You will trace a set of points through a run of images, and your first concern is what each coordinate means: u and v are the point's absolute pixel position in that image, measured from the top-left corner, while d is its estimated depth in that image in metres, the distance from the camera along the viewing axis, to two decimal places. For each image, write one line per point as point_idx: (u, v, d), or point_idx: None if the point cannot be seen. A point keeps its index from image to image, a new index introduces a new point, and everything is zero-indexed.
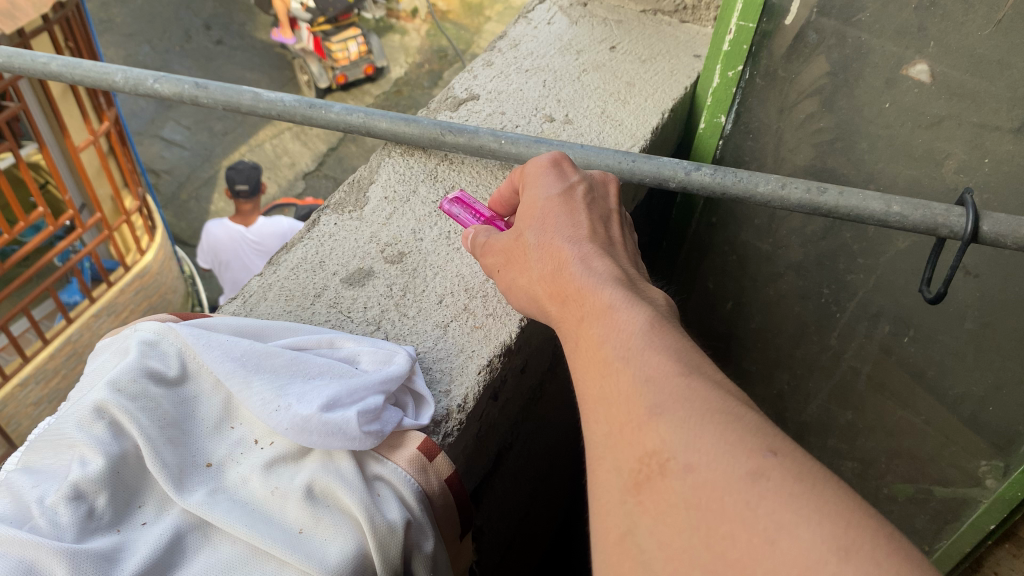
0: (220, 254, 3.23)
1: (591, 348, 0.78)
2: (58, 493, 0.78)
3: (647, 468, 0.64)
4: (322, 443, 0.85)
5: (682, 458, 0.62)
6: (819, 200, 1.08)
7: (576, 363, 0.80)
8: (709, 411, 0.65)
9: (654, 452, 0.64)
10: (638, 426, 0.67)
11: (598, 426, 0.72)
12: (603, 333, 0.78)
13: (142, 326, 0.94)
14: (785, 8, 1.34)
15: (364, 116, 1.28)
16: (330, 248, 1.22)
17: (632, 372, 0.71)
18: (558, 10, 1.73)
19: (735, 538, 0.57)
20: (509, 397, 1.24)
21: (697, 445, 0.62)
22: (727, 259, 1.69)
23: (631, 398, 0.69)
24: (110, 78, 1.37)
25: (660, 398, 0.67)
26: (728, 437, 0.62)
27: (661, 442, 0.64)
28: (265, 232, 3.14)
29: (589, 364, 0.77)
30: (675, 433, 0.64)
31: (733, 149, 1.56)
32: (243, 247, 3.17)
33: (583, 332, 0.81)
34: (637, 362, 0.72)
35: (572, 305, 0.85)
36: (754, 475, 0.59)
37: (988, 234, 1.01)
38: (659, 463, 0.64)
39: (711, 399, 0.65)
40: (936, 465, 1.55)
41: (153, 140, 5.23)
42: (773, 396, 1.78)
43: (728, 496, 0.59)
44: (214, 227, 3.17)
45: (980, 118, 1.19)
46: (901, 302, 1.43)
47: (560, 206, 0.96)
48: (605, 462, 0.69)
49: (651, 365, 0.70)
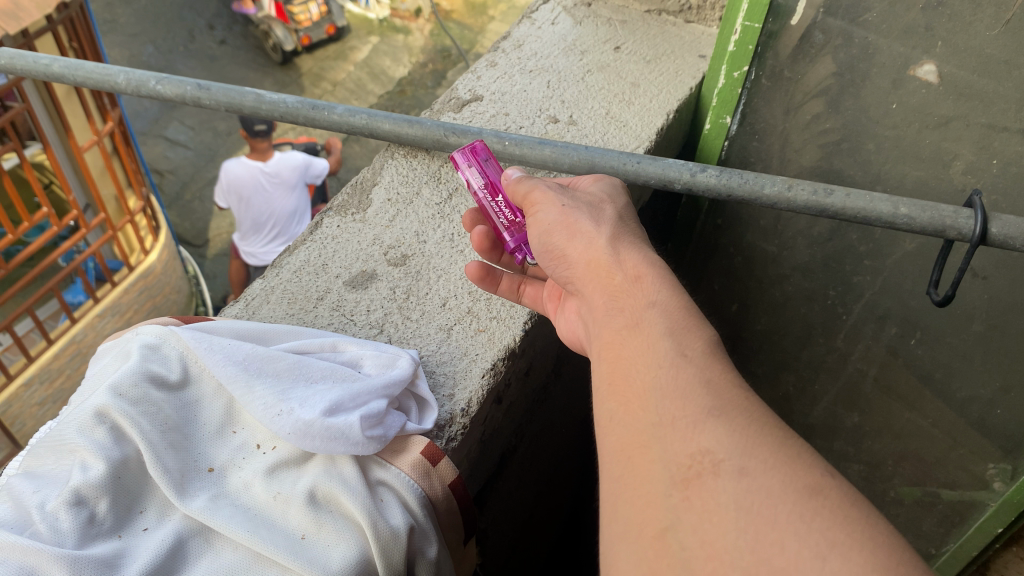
0: (238, 191, 3.37)
1: (648, 337, 0.79)
2: (59, 498, 0.77)
3: (698, 465, 0.66)
4: (325, 448, 0.84)
5: (737, 462, 0.65)
6: (826, 202, 1.07)
7: (626, 345, 0.80)
8: (768, 427, 0.68)
9: (707, 451, 0.67)
10: (695, 424, 0.69)
11: (645, 415, 0.73)
12: (668, 325, 0.79)
13: (143, 329, 0.94)
14: (791, 9, 1.34)
15: (367, 117, 1.27)
16: (333, 250, 1.22)
17: (694, 371, 0.74)
18: (563, 10, 1.73)
19: (783, 546, 0.59)
20: (514, 400, 1.24)
21: (754, 453, 0.65)
22: (733, 260, 1.68)
23: (687, 399, 0.72)
24: (113, 79, 1.36)
25: (719, 403, 0.70)
26: (785, 451, 0.66)
27: (715, 443, 0.67)
28: (281, 165, 3.32)
29: (645, 351, 0.78)
30: (731, 439, 0.67)
31: (738, 150, 1.55)
32: (262, 181, 3.34)
33: (640, 318, 0.82)
34: (701, 365, 0.75)
35: (639, 291, 0.85)
36: (812, 490, 0.62)
37: (996, 236, 1.01)
38: (712, 463, 0.66)
39: (761, 415, 0.70)
40: (944, 468, 1.54)
41: (157, 140, 5.24)
42: (778, 398, 1.77)
43: (782, 504, 0.62)
44: (231, 165, 3.30)
45: (988, 118, 1.17)
46: (909, 304, 1.42)
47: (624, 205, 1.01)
48: (651, 452, 0.70)
49: (713, 370, 0.73)
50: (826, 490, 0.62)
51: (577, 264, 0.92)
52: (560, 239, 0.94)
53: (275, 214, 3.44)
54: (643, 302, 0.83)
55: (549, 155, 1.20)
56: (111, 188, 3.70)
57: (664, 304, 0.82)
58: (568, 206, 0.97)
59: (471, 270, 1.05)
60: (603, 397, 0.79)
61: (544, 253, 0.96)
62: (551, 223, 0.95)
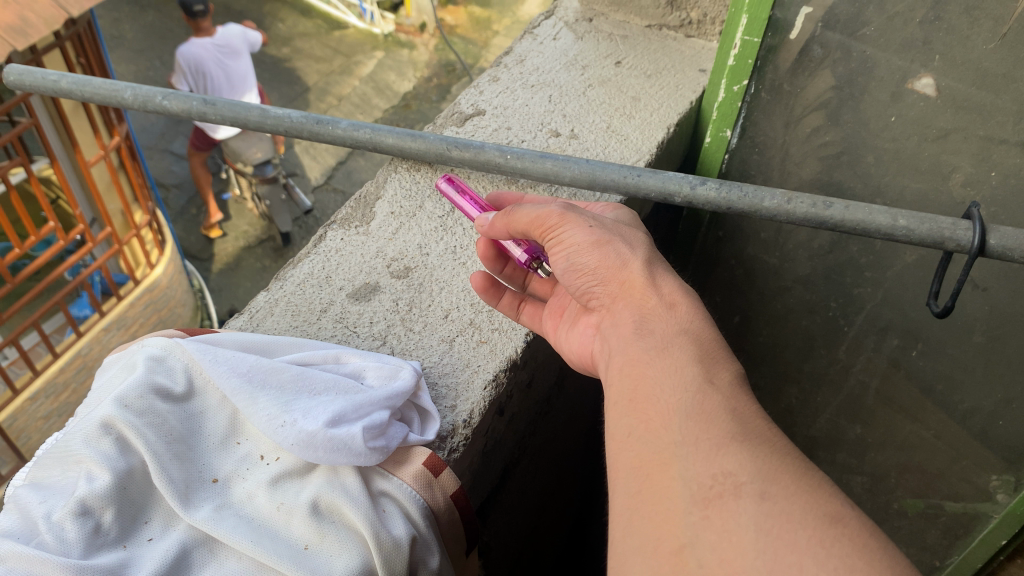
0: (198, 69, 4.16)
1: (676, 361, 0.81)
2: (65, 508, 0.78)
3: (720, 486, 0.68)
4: (328, 459, 0.85)
5: (758, 486, 0.67)
6: (825, 214, 1.07)
7: (650, 365, 0.82)
8: (788, 455, 0.70)
9: (728, 474, 0.69)
10: (719, 447, 0.71)
11: (666, 435, 0.75)
12: (697, 353, 0.82)
13: (149, 341, 0.95)
14: (790, 23, 1.34)
15: (371, 131, 1.28)
16: (336, 263, 1.23)
17: (720, 399, 0.76)
18: (564, 25, 1.74)
19: (803, 569, 0.60)
20: (515, 413, 1.24)
21: (775, 479, 0.67)
22: (734, 273, 1.68)
23: (709, 423, 0.73)
24: (120, 95, 1.38)
25: (743, 430, 0.72)
26: (805, 480, 0.67)
27: (737, 466, 0.69)
28: (227, 36, 4.21)
29: (670, 372, 0.80)
30: (752, 463, 0.69)
31: (738, 163, 1.56)
32: (211, 57, 4.18)
33: (670, 342, 0.84)
34: (726, 394, 0.77)
35: (670, 318, 0.86)
36: (832, 519, 0.64)
37: (994, 248, 1.01)
38: (733, 485, 0.68)
39: (779, 443, 0.71)
40: (947, 480, 1.55)
41: (162, 155, 5.27)
42: (781, 410, 1.77)
43: (800, 527, 0.63)
44: (188, 49, 4.09)
45: (987, 131, 1.19)
46: (910, 316, 1.43)
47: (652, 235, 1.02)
48: (670, 470, 0.72)
49: (737, 400, 0.75)
50: (846, 519, 0.64)
51: (609, 283, 0.93)
52: (592, 258, 0.93)
53: (231, 75, 4.31)
54: (673, 328, 0.85)
55: (550, 169, 1.21)
56: (117, 202, 3.72)
57: (695, 333, 0.84)
58: (599, 226, 0.95)
59: (474, 280, 1.08)
60: (621, 412, 0.81)
61: (571, 274, 0.95)
62: (581, 243, 0.94)
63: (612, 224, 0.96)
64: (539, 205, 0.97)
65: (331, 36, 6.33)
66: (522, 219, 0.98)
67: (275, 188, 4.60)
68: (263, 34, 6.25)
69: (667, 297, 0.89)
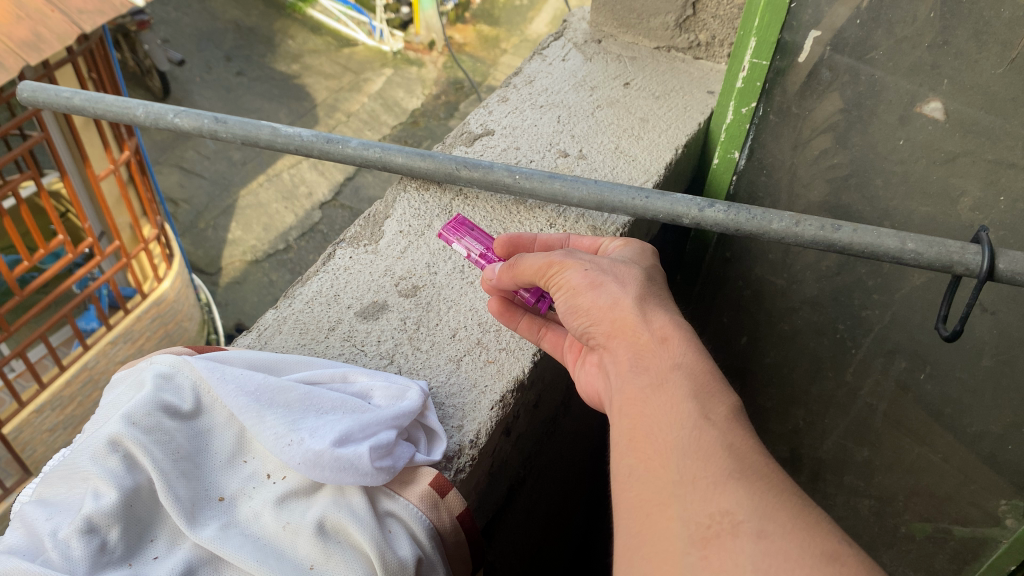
0: None
1: (672, 397, 0.81)
2: (72, 526, 0.78)
3: (717, 526, 0.68)
4: (334, 478, 0.85)
5: (755, 525, 0.67)
6: (834, 237, 1.08)
7: (648, 403, 0.82)
8: (787, 490, 0.70)
9: (726, 512, 0.68)
10: (716, 485, 0.71)
11: (666, 474, 0.75)
12: (692, 387, 0.81)
13: (158, 358, 0.95)
14: (799, 46, 1.34)
15: (381, 151, 1.29)
16: (344, 281, 1.23)
17: (717, 435, 0.75)
18: (573, 46, 1.76)
19: None
20: (522, 431, 1.24)
21: (772, 517, 0.67)
22: (741, 294, 1.68)
23: (708, 460, 0.73)
24: (132, 112, 1.39)
25: (741, 466, 0.72)
26: (804, 517, 0.67)
27: (735, 504, 0.69)
28: None
29: (669, 408, 0.80)
30: (750, 501, 0.68)
31: (747, 184, 1.56)
32: None
33: (665, 378, 0.83)
34: (723, 428, 0.76)
35: (665, 353, 0.85)
36: (829, 558, 0.63)
37: (1004, 272, 1.01)
38: (730, 524, 0.68)
39: (777, 478, 0.71)
40: (956, 505, 1.54)
41: (172, 169, 5.29)
42: (788, 432, 1.76)
43: (798, 567, 0.63)
44: None
45: (995, 155, 1.19)
46: (918, 338, 1.42)
47: (656, 270, 1.00)
48: (669, 510, 0.72)
49: (735, 435, 0.75)
50: (844, 557, 0.63)
51: (604, 325, 0.92)
52: (586, 300, 0.94)
53: None
54: (668, 362, 0.84)
55: (559, 189, 1.22)
56: (126, 216, 3.74)
57: (689, 367, 0.83)
58: (595, 268, 0.96)
59: (490, 305, 1.10)
60: (622, 452, 0.81)
61: (570, 315, 0.96)
62: (577, 285, 0.95)
63: (608, 264, 0.97)
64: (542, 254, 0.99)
65: (341, 53, 6.36)
66: (527, 269, 0.99)
67: (151, 34, 5.58)
68: (274, 50, 6.30)
69: (662, 333, 0.87)
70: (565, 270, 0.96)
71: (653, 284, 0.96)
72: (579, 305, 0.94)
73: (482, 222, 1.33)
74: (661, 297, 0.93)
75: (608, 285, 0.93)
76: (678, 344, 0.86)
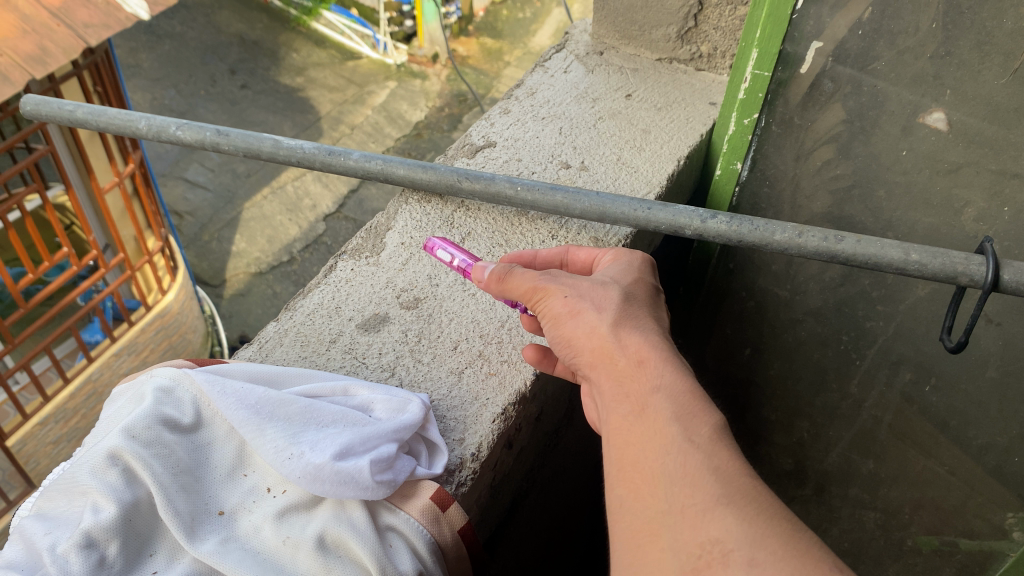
0: None
1: (656, 421, 0.80)
2: (70, 540, 0.78)
3: (707, 555, 0.68)
4: (334, 492, 0.84)
5: (745, 553, 0.66)
6: (837, 247, 1.07)
7: (632, 430, 0.82)
8: (775, 514, 0.69)
9: (715, 540, 0.68)
10: (705, 512, 0.70)
11: (655, 502, 0.75)
12: (674, 410, 0.80)
13: (158, 371, 0.95)
14: (801, 57, 1.34)
15: (382, 162, 1.29)
16: (346, 293, 1.23)
17: (702, 457, 0.75)
18: (575, 58, 1.76)
19: None
20: (525, 445, 1.23)
21: (762, 543, 0.66)
22: (745, 305, 1.67)
23: (694, 485, 0.73)
24: (135, 124, 1.39)
25: (728, 490, 0.71)
26: (793, 542, 0.66)
27: (724, 532, 0.68)
28: None
29: (654, 433, 0.79)
30: (738, 527, 0.68)
31: (749, 196, 1.56)
32: None
33: (647, 403, 0.82)
34: (708, 451, 0.75)
35: (643, 375, 0.85)
36: None
37: (1009, 283, 1.00)
38: (721, 553, 0.67)
39: (765, 500, 0.70)
40: (962, 517, 1.53)
41: (176, 181, 5.31)
42: (793, 444, 1.75)
43: None
44: None
45: (999, 165, 1.18)
46: (923, 350, 1.41)
47: (639, 282, 0.97)
48: (660, 540, 0.72)
49: (721, 458, 0.74)
50: None
51: (585, 353, 0.91)
52: (568, 329, 0.92)
53: None
54: (650, 384, 0.83)
55: (561, 201, 1.22)
56: (131, 229, 3.74)
57: (669, 389, 0.82)
58: (573, 293, 0.93)
59: (527, 353, 1.02)
60: (612, 481, 0.81)
61: (557, 342, 0.94)
62: (558, 314, 0.93)
63: (579, 284, 0.94)
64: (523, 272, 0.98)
65: (345, 66, 6.38)
66: (516, 287, 0.98)
67: None
68: (278, 63, 6.33)
69: (641, 358, 0.86)
70: (547, 298, 0.94)
71: (635, 302, 0.93)
72: (565, 334, 0.92)
73: (484, 234, 1.32)
74: (642, 317, 0.91)
75: (588, 312, 0.91)
76: (656, 369, 0.84)
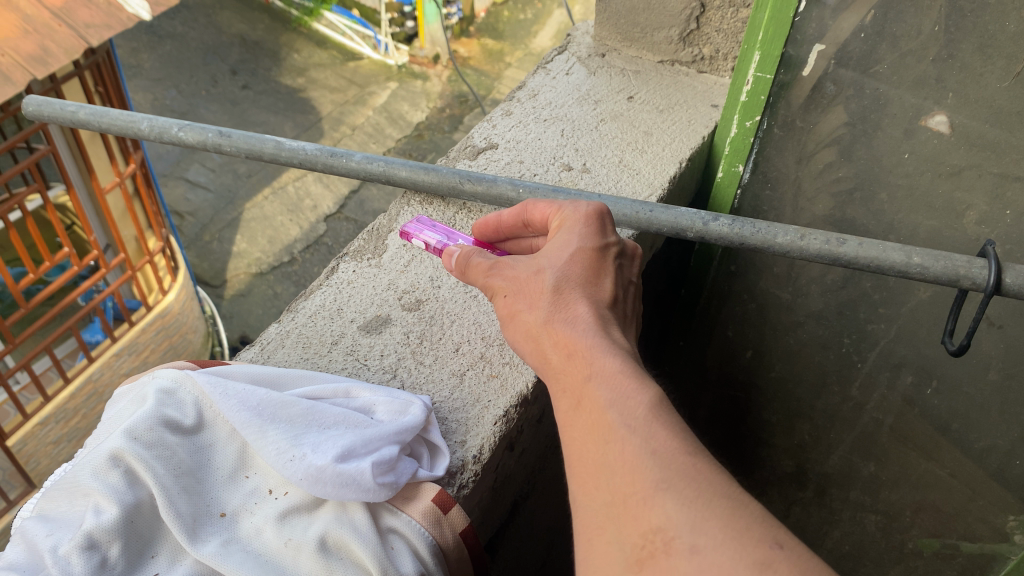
0: None
1: (593, 409, 0.77)
2: (73, 542, 0.78)
3: (651, 544, 0.66)
4: (336, 494, 0.84)
5: (688, 539, 0.64)
6: (839, 250, 1.07)
7: (573, 422, 0.79)
8: (714, 493, 0.66)
9: (658, 529, 0.66)
10: (645, 499, 0.68)
11: (598, 494, 0.72)
12: (609, 396, 0.77)
13: (160, 373, 0.95)
14: (803, 60, 1.34)
15: (384, 164, 1.29)
16: (348, 295, 1.23)
17: (639, 441, 0.72)
18: (577, 60, 1.76)
19: None
20: (527, 447, 1.23)
21: (704, 527, 0.64)
22: (747, 307, 1.67)
23: (633, 472, 0.70)
24: (137, 125, 1.39)
25: (668, 474, 0.69)
26: (737, 521, 0.64)
27: (665, 520, 0.66)
28: None
29: (593, 420, 0.76)
30: (681, 512, 0.66)
31: (751, 199, 1.56)
32: None
33: (583, 393, 0.79)
34: (646, 433, 0.73)
35: (574, 367, 0.82)
36: (763, 565, 0.61)
37: (1011, 286, 1.00)
38: (664, 542, 0.65)
39: (707, 477, 0.68)
40: (963, 520, 1.53)
41: (177, 182, 5.31)
42: (794, 446, 1.75)
43: None
44: None
45: (1001, 168, 1.18)
46: (924, 352, 1.41)
47: (578, 256, 0.91)
48: (604, 534, 0.70)
49: (658, 439, 0.71)
50: (777, 563, 0.61)
51: (533, 355, 0.89)
52: (513, 333, 0.91)
53: None
54: (582, 374, 0.80)
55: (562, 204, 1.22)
56: (132, 229, 3.74)
57: (602, 374, 0.79)
58: (511, 291, 0.91)
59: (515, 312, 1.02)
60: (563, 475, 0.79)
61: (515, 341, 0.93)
62: (504, 317, 0.92)
63: (513, 277, 0.92)
64: (472, 265, 0.98)
65: (347, 67, 6.38)
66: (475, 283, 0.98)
67: None
68: (279, 64, 6.33)
69: (574, 352, 0.83)
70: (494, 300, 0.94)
71: (572, 285, 0.89)
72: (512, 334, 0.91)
73: None
74: (577, 303, 0.87)
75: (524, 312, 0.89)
76: (589, 360, 0.81)
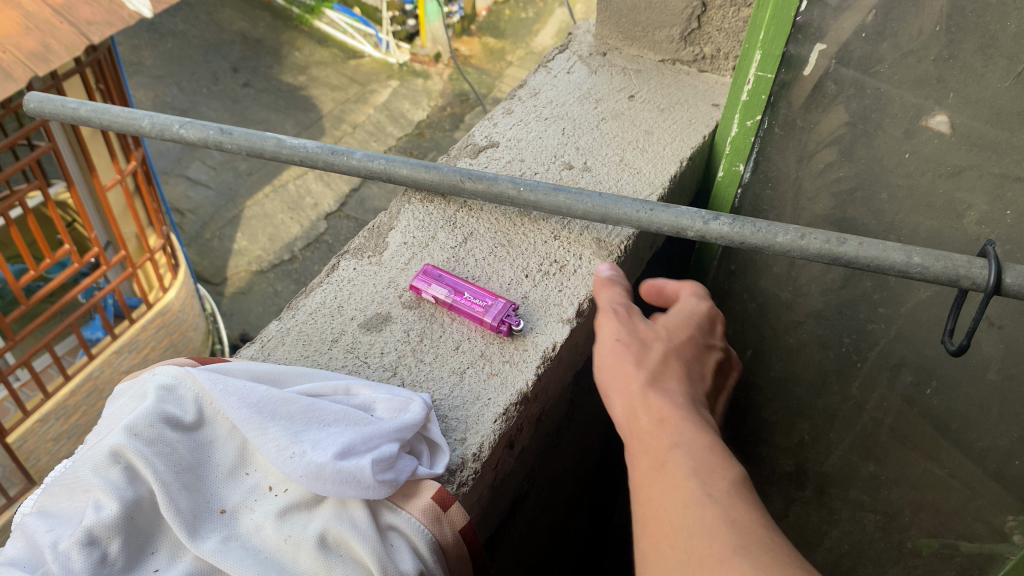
0: None
1: (673, 474, 0.81)
2: (72, 538, 0.79)
3: None
4: (336, 491, 0.84)
5: None
6: (839, 250, 1.07)
7: (651, 483, 0.83)
8: (793, 565, 0.70)
9: None
10: (722, 562, 0.72)
11: (673, 553, 0.76)
12: (692, 467, 0.81)
13: (160, 370, 0.95)
14: (804, 59, 1.34)
15: (385, 162, 1.29)
16: (348, 293, 1.23)
17: (720, 510, 0.76)
18: (578, 59, 1.76)
19: None
20: (525, 445, 1.23)
21: None
22: (747, 306, 1.67)
23: (711, 537, 0.74)
24: (138, 123, 1.39)
25: (746, 541, 0.73)
26: None
27: None
28: None
29: (672, 486, 0.81)
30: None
31: (752, 198, 1.56)
32: None
33: (665, 458, 0.83)
34: (726, 503, 0.77)
35: (662, 434, 0.86)
36: None
37: (1011, 286, 1.00)
38: None
39: (784, 551, 0.72)
40: (962, 520, 1.53)
41: (178, 179, 5.31)
42: (793, 446, 1.75)
43: None
44: None
45: (1002, 168, 1.18)
46: (924, 352, 1.41)
47: (682, 350, 1.00)
48: None
49: (738, 510, 0.76)
50: None
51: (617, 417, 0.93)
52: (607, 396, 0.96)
53: None
54: (669, 442, 0.85)
55: (563, 202, 1.22)
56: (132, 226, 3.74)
57: (688, 445, 0.84)
58: (612, 361, 0.97)
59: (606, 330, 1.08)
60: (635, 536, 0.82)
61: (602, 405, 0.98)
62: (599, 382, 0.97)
63: (611, 352, 0.98)
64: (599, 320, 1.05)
65: (347, 65, 6.38)
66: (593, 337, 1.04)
67: None
68: (280, 62, 6.33)
69: (665, 423, 0.87)
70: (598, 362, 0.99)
71: (671, 368, 0.95)
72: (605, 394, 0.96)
73: (487, 234, 1.32)
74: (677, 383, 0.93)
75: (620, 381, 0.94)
76: (680, 433, 0.85)
